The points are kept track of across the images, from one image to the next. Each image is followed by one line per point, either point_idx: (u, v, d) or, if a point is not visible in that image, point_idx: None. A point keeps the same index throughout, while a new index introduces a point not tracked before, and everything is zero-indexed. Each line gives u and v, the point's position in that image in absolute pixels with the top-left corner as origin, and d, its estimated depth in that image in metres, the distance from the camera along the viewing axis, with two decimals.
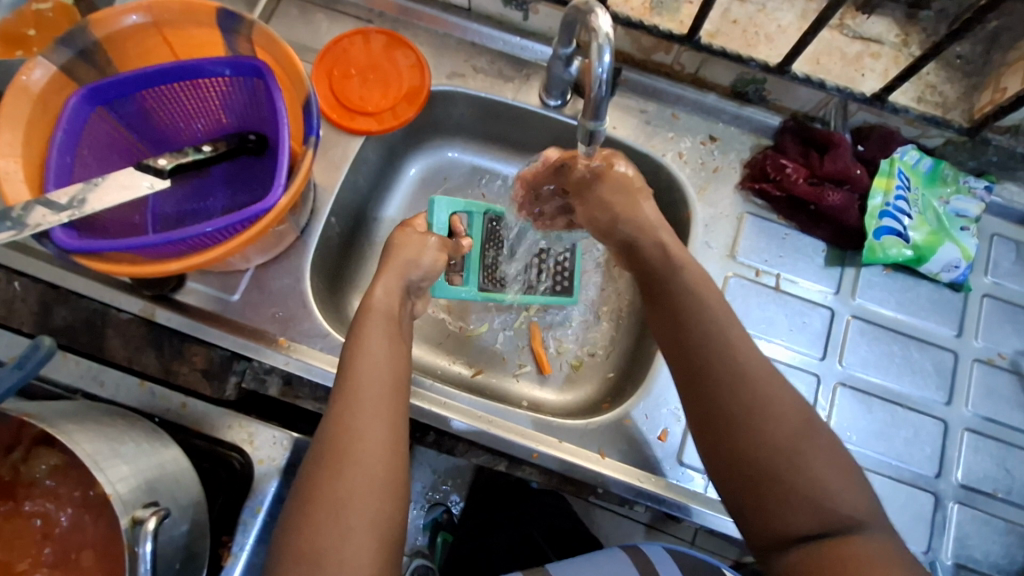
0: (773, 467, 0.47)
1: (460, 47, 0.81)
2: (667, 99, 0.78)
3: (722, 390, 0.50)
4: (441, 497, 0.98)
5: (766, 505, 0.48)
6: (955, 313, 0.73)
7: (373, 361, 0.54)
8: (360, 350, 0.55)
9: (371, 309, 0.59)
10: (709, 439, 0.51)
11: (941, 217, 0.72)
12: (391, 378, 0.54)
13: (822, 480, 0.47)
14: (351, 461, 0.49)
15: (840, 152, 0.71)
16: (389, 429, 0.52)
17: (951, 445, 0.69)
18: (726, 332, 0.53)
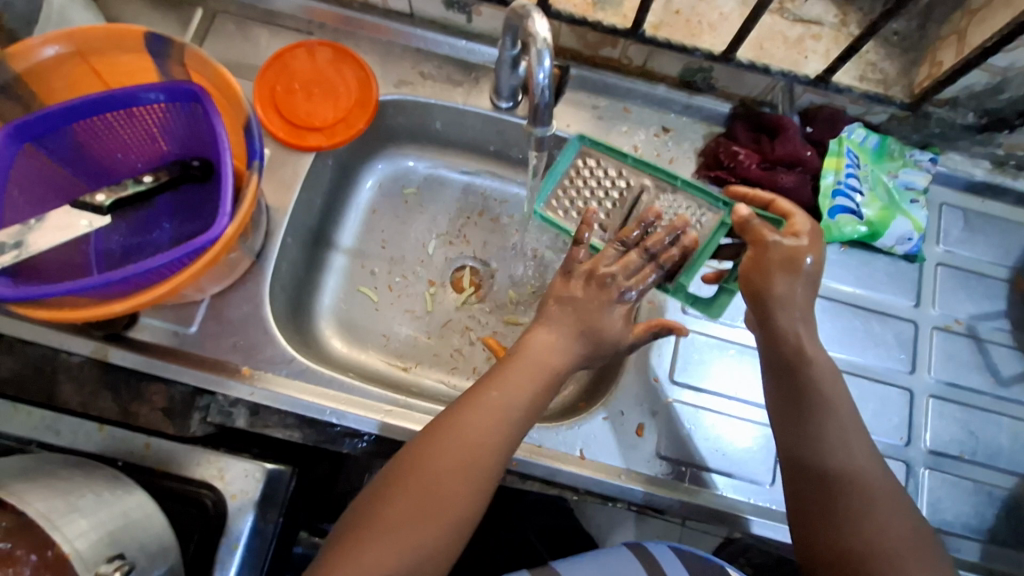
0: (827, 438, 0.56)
1: (406, 54, 0.80)
2: (618, 94, 0.78)
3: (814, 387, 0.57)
4: None
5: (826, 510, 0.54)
6: (911, 283, 0.75)
7: (497, 395, 0.57)
8: (483, 391, 0.58)
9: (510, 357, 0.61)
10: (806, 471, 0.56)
11: (891, 192, 0.74)
12: (501, 419, 0.56)
13: (865, 513, 0.53)
14: (428, 478, 0.53)
15: (789, 134, 0.72)
16: (483, 453, 0.55)
17: (917, 412, 0.71)
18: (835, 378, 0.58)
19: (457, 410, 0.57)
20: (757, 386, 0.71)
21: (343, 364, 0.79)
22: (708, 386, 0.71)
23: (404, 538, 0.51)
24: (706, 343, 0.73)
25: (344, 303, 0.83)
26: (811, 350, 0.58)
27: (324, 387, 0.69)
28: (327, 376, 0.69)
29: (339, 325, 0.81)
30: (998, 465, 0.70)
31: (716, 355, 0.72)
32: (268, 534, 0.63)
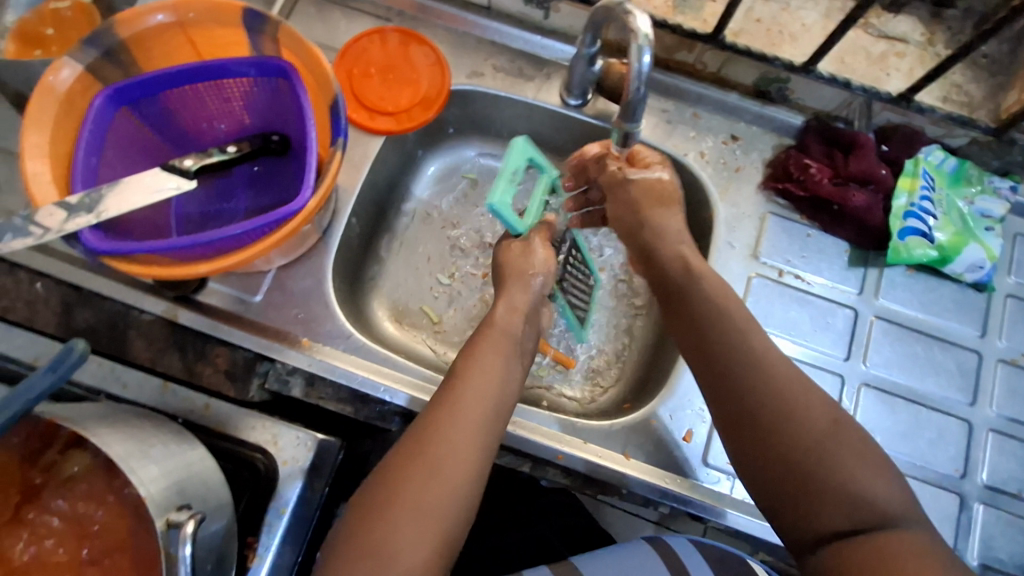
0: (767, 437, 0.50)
1: (480, 46, 0.81)
2: (688, 99, 0.78)
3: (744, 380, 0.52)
4: None
5: (802, 500, 0.48)
6: (978, 313, 0.73)
7: (472, 385, 0.56)
8: (455, 384, 0.56)
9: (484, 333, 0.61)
10: (780, 504, 0.50)
11: (966, 218, 0.72)
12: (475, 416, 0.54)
13: (821, 497, 0.48)
14: (415, 489, 0.50)
15: (865, 151, 0.71)
16: (463, 441, 0.53)
17: (975, 445, 0.69)
18: (793, 389, 0.51)
19: (438, 398, 0.56)
20: None
21: (395, 345, 0.80)
22: None
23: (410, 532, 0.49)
24: None
25: (397, 285, 0.84)
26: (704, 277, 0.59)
27: (378, 364, 0.71)
28: (383, 355, 0.71)
29: (391, 307, 0.83)
30: None
31: None
32: (314, 503, 0.65)
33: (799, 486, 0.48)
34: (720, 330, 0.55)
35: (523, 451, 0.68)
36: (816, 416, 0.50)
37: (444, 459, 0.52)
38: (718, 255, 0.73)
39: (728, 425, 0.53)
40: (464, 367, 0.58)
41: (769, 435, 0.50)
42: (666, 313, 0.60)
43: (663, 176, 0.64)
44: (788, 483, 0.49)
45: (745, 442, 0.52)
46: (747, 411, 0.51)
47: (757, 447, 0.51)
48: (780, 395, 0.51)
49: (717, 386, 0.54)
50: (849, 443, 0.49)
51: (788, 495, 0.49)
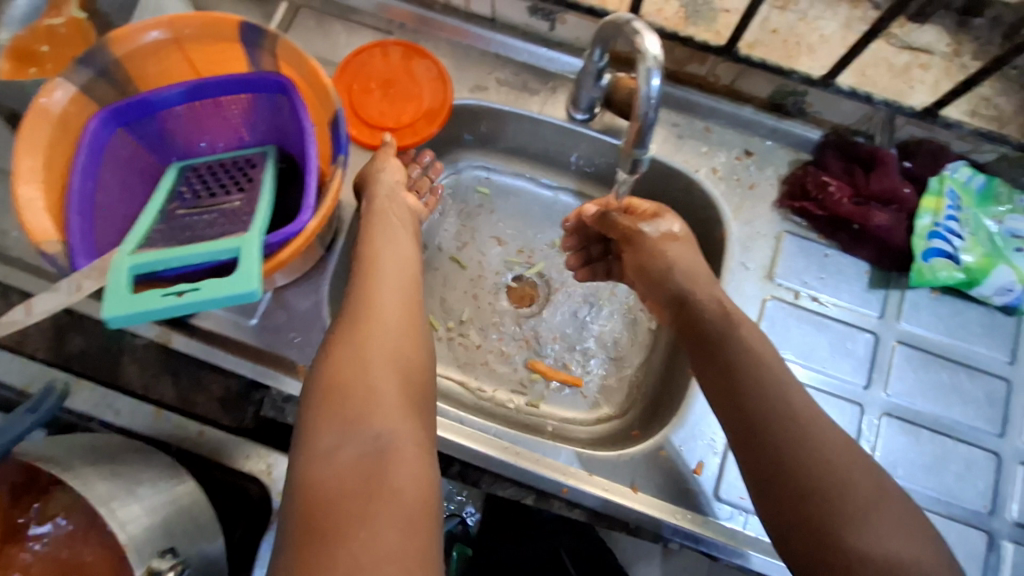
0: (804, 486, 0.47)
1: (483, 59, 0.78)
2: (700, 112, 0.74)
3: (779, 421, 0.50)
4: (456, 508, 0.88)
5: (835, 557, 0.45)
6: (1007, 338, 0.69)
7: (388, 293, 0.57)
8: (366, 297, 0.56)
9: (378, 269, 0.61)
10: (808, 555, 0.46)
11: (994, 238, 0.68)
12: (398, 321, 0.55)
13: (857, 554, 0.44)
14: (364, 398, 0.49)
15: (887, 169, 0.67)
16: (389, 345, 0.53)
17: (1005, 479, 0.65)
18: (833, 450, 0.48)
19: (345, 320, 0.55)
20: None
21: None
22: None
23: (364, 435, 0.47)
24: None
25: None
26: None
27: None
28: None
29: None
30: None
31: None
32: None
33: (840, 559, 0.44)
34: (762, 399, 0.52)
35: (527, 483, 0.66)
36: (854, 470, 0.48)
37: (376, 362, 0.51)
38: (731, 276, 0.70)
39: (763, 492, 0.49)
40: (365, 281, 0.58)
41: (800, 485, 0.47)
42: (694, 351, 0.59)
43: (674, 228, 0.65)
44: (818, 533, 0.46)
45: (774, 488, 0.49)
46: (779, 456, 0.49)
47: (795, 514, 0.47)
48: (822, 456, 0.48)
49: (748, 429, 0.51)
50: (891, 514, 0.46)
51: (819, 547, 0.45)
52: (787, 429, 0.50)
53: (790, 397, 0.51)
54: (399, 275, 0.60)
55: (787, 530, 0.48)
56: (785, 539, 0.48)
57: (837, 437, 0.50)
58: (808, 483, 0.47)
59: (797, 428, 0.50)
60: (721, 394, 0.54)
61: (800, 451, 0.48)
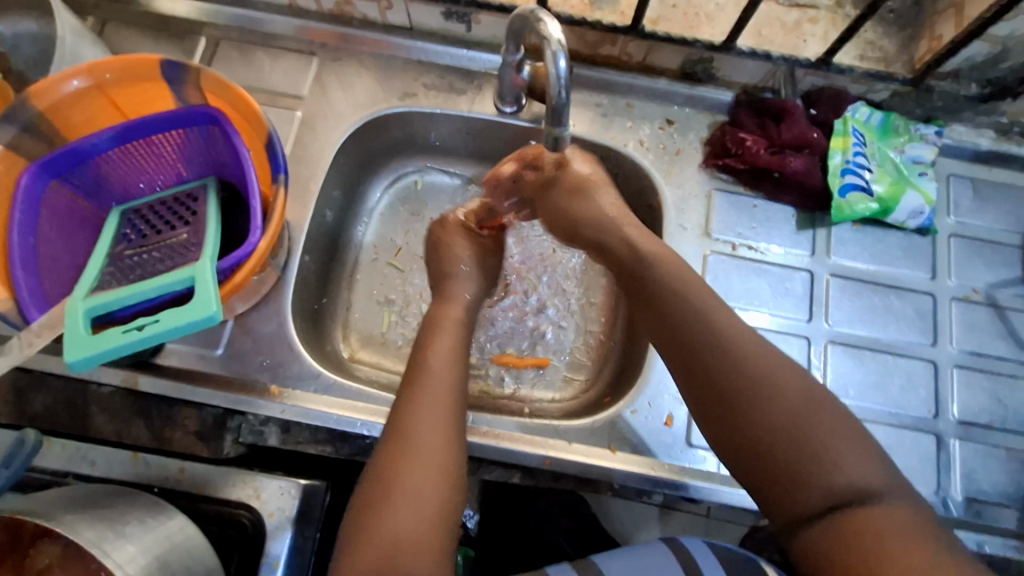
0: (748, 412, 0.50)
1: (408, 67, 0.81)
2: (620, 90, 0.79)
3: (722, 352, 0.53)
4: None
5: (783, 480, 0.48)
6: (926, 256, 0.75)
7: (438, 358, 0.62)
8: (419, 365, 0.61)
9: (435, 326, 0.66)
10: (758, 480, 0.50)
11: (899, 167, 0.74)
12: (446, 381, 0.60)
13: (800, 472, 0.48)
14: (413, 449, 0.54)
15: (795, 118, 0.72)
16: (439, 404, 0.58)
17: (943, 384, 0.71)
18: (779, 381, 0.51)
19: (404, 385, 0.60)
20: None
21: (370, 376, 0.78)
22: None
23: (412, 488, 0.53)
24: None
25: (362, 314, 0.83)
26: (649, 269, 0.60)
27: (352, 400, 0.69)
28: (357, 390, 0.69)
29: (361, 339, 0.81)
30: None
31: None
32: (307, 552, 0.63)
33: (786, 479, 0.48)
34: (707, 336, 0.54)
35: (510, 463, 0.68)
36: (794, 395, 0.50)
37: (426, 421, 0.56)
38: (671, 238, 0.75)
39: (713, 425, 0.53)
40: (424, 347, 0.63)
41: (742, 412, 0.50)
42: (634, 296, 0.61)
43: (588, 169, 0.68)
44: (760, 457, 0.49)
45: (721, 417, 0.52)
46: (722, 387, 0.52)
47: (738, 438, 0.51)
48: (760, 381, 0.51)
49: (689, 364, 0.54)
50: (826, 422, 0.49)
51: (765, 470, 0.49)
52: (728, 359, 0.52)
53: (723, 328, 0.54)
54: (455, 345, 0.64)
55: (738, 456, 0.51)
56: (735, 464, 0.52)
57: (779, 362, 0.52)
58: (749, 410, 0.50)
59: (736, 357, 0.52)
60: (665, 335, 0.56)
61: (747, 380, 0.51)
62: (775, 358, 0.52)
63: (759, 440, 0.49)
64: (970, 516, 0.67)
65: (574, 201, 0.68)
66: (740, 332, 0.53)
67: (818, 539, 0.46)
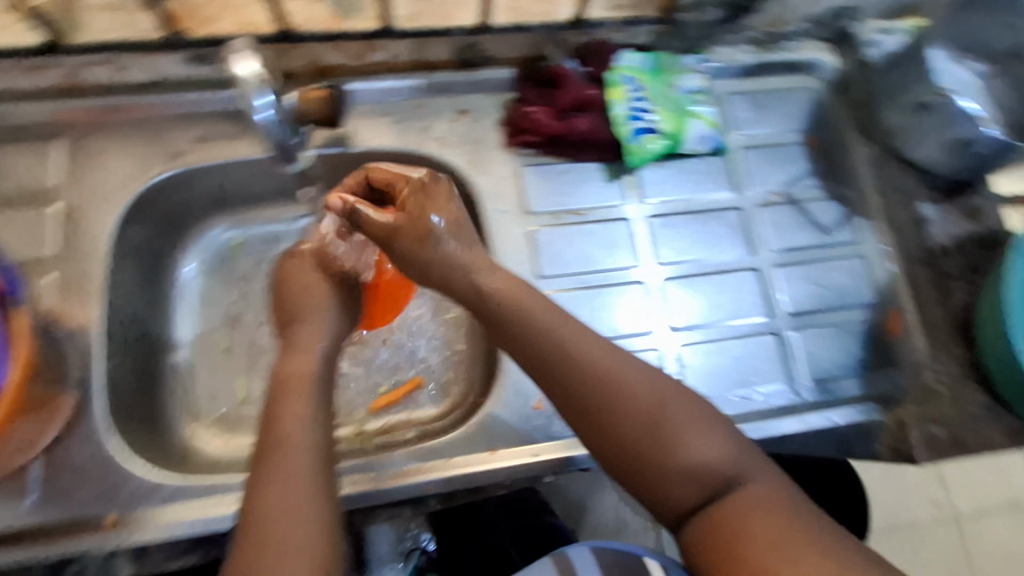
0: (615, 426, 0.50)
1: (171, 125, 0.74)
2: (402, 94, 0.77)
3: (574, 372, 0.52)
4: (412, 544, 0.86)
5: (658, 486, 0.49)
6: (725, 174, 0.80)
7: (289, 421, 0.52)
8: (271, 434, 0.51)
9: (282, 384, 0.56)
10: (642, 489, 0.50)
11: (676, 100, 0.77)
12: (302, 446, 0.50)
13: (674, 474, 0.49)
14: (271, 539, 0.45)
15: (570, 81, 0.75)
16: (297, 475, 0.48)
17: (769, 286, 0.77)
18: (639, 390, 0.51)
19: (255, 463, 0.50)
20: (633, 316, 0.73)
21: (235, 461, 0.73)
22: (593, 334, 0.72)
23: None
24: (573, 298, 0.73)
25: (211, 396, 0.77)
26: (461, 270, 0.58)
27: (203, 498, 0.62)
28: (207, 485, 0.62)
29: (217, 421, 0.76)
30: (849, 303, 0.77)
31: (584, 304, 0.73)
32: None
33: (661, 484, 0.49)
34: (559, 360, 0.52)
35: (394, 499, 0.65)
36: (649, 400, 0.51)
37: (280, 502, 0.46)
38: (493, 225, 0.74)
39: (590, 442, 0.52)
40: (275, 409, 0.53)
41: (609, 426, 0.50)
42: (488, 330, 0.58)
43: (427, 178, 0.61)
44: (639, 467, 0.50)
45: (593, 438, 0.51)
46: (588, 411, 0.51)
47: (617, 451, 0.50)
48: (624, 393, 0.51)
49: (552, 387, 0.52)
50: (686, 423, 0.50)
51: (649, 477, 0.49)
52: (579, 380, 0.52)
53: (572, 353, 0.52)
54: (311, 401, 0.54)
55: (614, 467, 0.51)
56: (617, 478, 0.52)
57: (631, 371, 0.52)
58: (618, 423, 0.50)
59: (593, 374, 0.51)
60: (523, 363, 0.55)
61: (605, 398, 0.51)
62: (633, 369, 0.52)
63: (633, 452, 0.50)
64: (821, 395, 0.72)
65: (420, 251, 0.59)
66: (590, 347, 0.53)
67: (701, 537, 0.47)
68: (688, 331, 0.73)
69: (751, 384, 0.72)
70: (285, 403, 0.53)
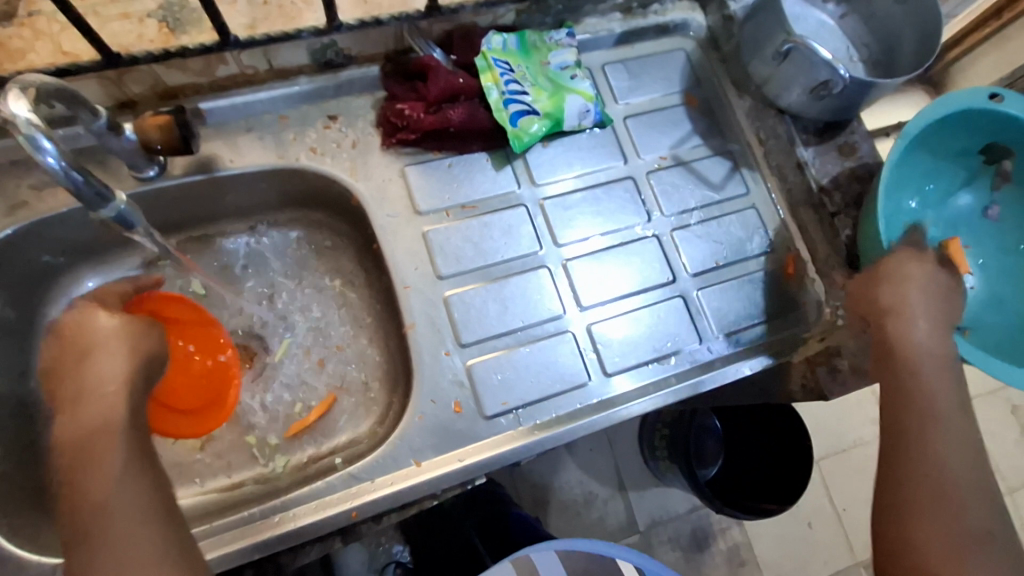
0: (925, 501, 0.54)
1: (2, 175, 0.66)
2: (264, 108, 0.71)
3: (918, 436, 0.57)
4: (387, 555, 0.93)
5: None
6: (613, 145, 0.80)
7: (94, 480, 0.47)
8: (76, 495, 0.47)
9: (75, 450, 0.48)
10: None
11: (551, 77, 0.76)
12: (123, 501, 0.47)
13: None
14: None
15: (437, 73, 0.71)
16: (123, 531, 0.46)
17: (670, 250, 0.77)
18: (963, 492, 0.55)
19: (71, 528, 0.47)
20: (540, 303, 0.72)
21: None
22: (503, 327, 0.71)
23: None
24: (477, 295, 0.71)
25: None
26: None
27: None
28: None
29: None
30: (746, 255, 0.79)
31: (490, 299, 0.71)
32: None
33: None
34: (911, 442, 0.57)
35: (320, 535, 0.61)
36: (969, 510, 0.54)
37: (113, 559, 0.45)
38: (384, 232, 0.71)
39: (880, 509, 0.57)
40: (71, 473, 0.47)
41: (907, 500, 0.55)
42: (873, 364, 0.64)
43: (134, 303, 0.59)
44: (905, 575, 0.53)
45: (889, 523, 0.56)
46: (891, 467, 0.57)
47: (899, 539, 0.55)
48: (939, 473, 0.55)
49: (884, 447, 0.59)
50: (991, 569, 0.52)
51: None
52: (923, 451, 0.56)
53: (917, 403, 0.58)
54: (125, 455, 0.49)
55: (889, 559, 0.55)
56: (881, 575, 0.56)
57: (968, 463, 0.56)
58: (926, 501, 0.55)
59: (928, 461, 0.56)
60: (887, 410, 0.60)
61: (919, 463, 0.56)
62: (963, 459, 0.56)
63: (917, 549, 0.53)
64: (731, 347, 0.74)
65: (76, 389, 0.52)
66: (937, 426, 0.57)
67: None
68: (598, 308, 0.73)
69: (665, 350, 0.73)
70: (87, 473, 0.47)
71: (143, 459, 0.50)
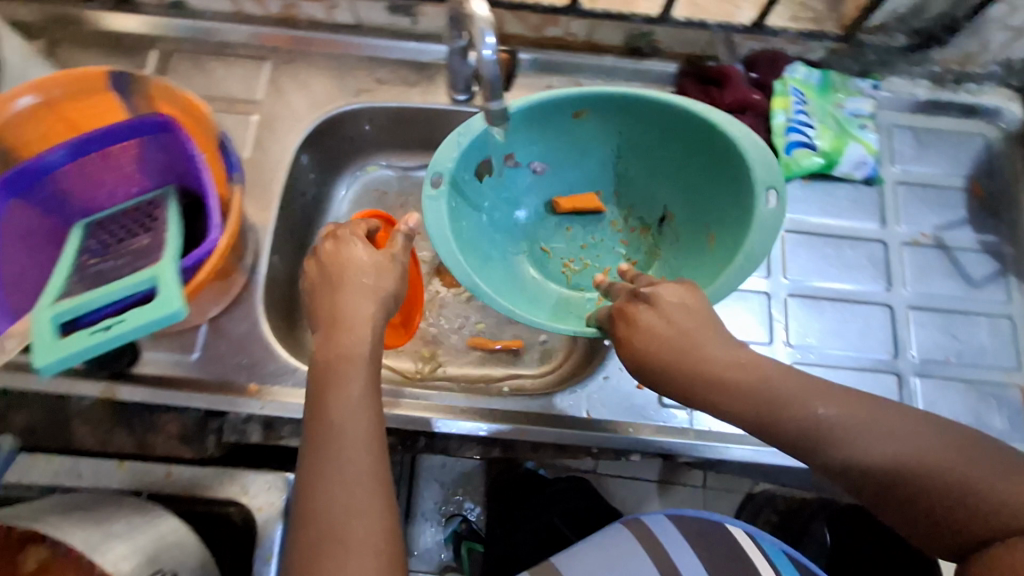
0: None
1: (360, 64, 0.83)
2: (567, 70, 0.79)
3: None
4: (455, 508, 0.96)
5: None
6: (874, 206, 0.78)
7: (337, 406, 0.52)
8: (319, 414, 0.52)
9: (327, 367, 0.54)
10: None
11: (840, 121, 0.77)
12: (358, 434, 0.51)
13: None
14: (329, 514, 0.48)
15: (734, 82, 0.75)
16: (349, 458, 0.50)
17: (900, 325, 0.74)
18: None
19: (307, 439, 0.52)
20: (750, 324, 0.73)
21: None
22: None
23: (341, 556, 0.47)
24: None
25: None
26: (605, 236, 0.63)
27: None
28: None
29: None
30: (984, 363, 0.73)
31: None
32: None
33: None
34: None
35: (489, 438, 0.69)
36: None
37: (337, 482, 0.49)
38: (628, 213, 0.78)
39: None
40: (320, 394, 0.53)
41: None
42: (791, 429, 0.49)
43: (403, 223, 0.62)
44: None
45: None
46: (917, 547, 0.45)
47: None
48: None
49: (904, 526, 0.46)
50: None
51: None
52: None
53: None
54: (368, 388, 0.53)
55: None
56: None
57: None
58: None
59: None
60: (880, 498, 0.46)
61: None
62: None
63: None
64: None
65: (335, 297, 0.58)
66: None
67: None
68: (805, 351, 0.72)
69: None
70: (332, 391, 0.53)
71: (374, 395, 0.54)
